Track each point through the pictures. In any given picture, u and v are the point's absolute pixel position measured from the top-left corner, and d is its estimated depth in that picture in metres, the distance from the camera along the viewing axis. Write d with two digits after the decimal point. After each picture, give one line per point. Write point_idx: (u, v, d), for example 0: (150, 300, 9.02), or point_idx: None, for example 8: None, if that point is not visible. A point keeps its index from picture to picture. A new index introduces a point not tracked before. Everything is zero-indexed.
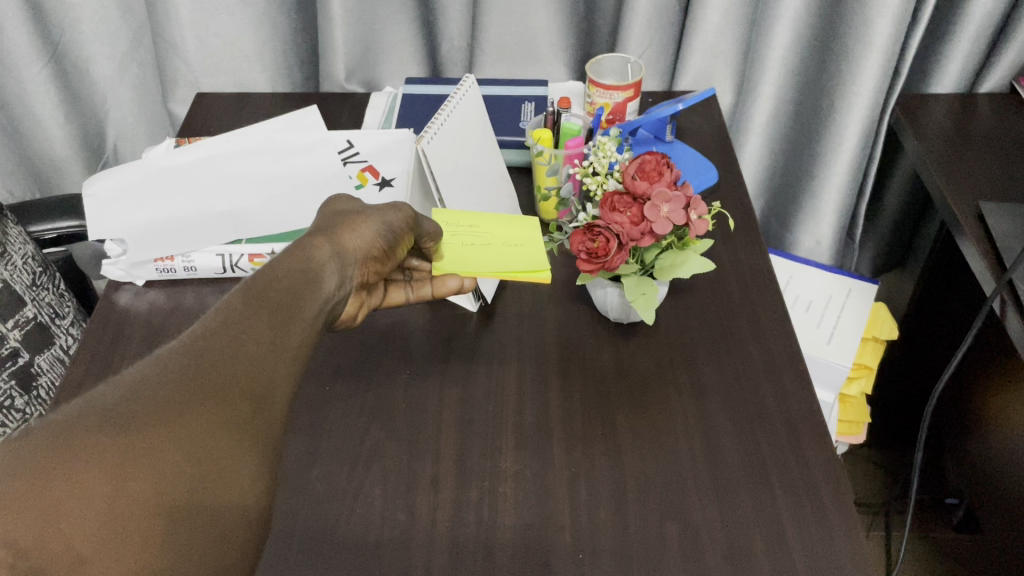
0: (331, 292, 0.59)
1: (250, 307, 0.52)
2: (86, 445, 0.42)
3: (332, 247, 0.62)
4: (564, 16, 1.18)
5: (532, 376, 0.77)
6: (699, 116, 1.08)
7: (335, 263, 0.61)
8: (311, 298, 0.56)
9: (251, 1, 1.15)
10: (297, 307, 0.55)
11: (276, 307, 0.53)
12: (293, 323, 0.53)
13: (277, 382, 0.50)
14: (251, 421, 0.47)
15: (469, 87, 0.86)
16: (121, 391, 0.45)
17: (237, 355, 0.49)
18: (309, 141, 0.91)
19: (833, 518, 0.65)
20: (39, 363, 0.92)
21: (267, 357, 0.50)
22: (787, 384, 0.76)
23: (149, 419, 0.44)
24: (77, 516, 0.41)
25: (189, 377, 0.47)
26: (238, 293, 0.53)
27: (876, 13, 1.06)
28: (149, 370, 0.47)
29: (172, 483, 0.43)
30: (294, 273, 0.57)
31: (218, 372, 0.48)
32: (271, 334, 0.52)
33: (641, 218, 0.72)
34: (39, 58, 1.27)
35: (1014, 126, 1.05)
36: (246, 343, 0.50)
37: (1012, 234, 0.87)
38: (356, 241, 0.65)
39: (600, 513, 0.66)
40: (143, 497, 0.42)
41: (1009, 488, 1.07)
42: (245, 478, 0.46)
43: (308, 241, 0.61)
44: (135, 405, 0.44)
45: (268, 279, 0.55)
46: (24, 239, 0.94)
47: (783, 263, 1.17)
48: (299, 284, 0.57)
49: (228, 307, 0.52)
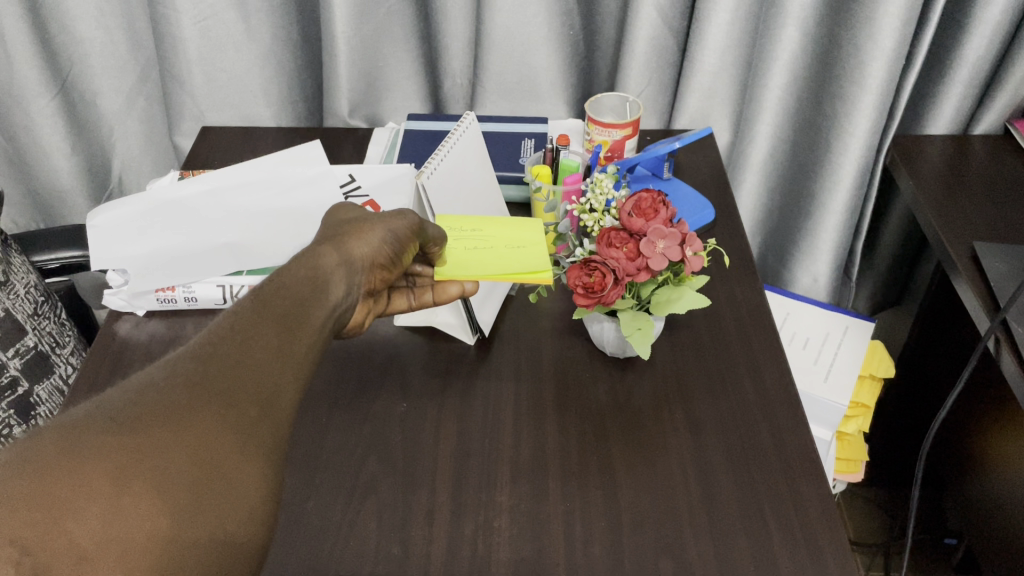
0: (339, 302, 0.59)
1: (258, 314, 0.53)
2: (93, 445, 0.43)
3: (340, 256, 0.62)
4: (565, 57, 1.19)
5: (529, 410, 0.77)
6: (697, 153, 1.10)
7: (343, 271, 0.61)
8: (319, 306, 0.57)
9: (258, 37, 1.18)
10: (305, 313, 0.55)
11: (283, 313, 0.54)
12: (301, 330, 0.54)
13: (283, 386, 0.51)
14: (255, 424, 0.48)
15: (469, 123, 0.87)
16: (130, 395, 0.46)
17: (242, 360, 0.50)
18: (309, 174, 0.90)
19: (828, 556, 0.65)
20: (39, 393, 0.93)
21: (272, 362, 0.51)
22: (782, 421, 0.76)
23: (154, 421, 0.45)
24: (82, 516, 0.41)
25: (195, 380, 0.48)
26: (245, 301, 0.54)
27: (870, 57, 1.08)
28: (156, 375, 0.48)
29: (175, 485, 0.44)
30: (302, 281, 0.58)
31: (223, 377, 0.48)
32: (278, 340, 0.52)
33: (637, 254, 0.72)
34: (48, 91, 1.30)
35: (1008, 167, 1.07)
36: (252, 349, 0.51)
37: (1006, 275, 0.88)
38: (365, 250, 0.65)
39: (595, 548, 0.66)
40: (146, 498, 0.42)
41: (1008, 531, 1.06)
42: (248, 481, 0.46)
43: (316, 250, 0.62)
44: (140, 408, 0.45)
45: (276, 286, 0.56)
46: (27, 269, 0.95)
47: (780, 299, 1.18)
48: (307, 292, 0.57)
49: (234, 315, 0.53)
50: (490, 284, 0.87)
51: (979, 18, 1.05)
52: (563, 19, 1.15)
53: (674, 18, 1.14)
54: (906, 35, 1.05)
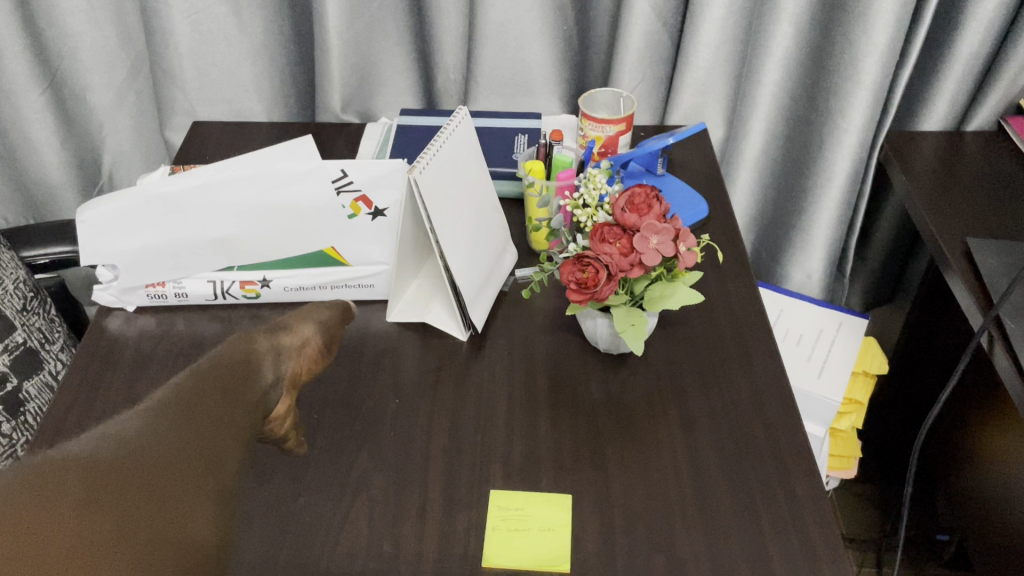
0: (267, 386, 0.60)
1: (198, 386, 0.55)
2: (59, 485, 0.43)
3: (271, 344, 0.64)
4: (559, 52, 1.19)
5: (521, 407, 0.77)
6: (690, 149, 1.10)
7: (272, 356, 0.63)
8: (253, 385, 0.59)
9: (249, 32, 1.17)
10: (242, 388, 0.57)
11: (222, 388, 0.56)
12: (241, 404, 0.56)
13: (229, 450, 0.52)
14: (204, 479, 0.49)
15: (462, 117, 0.84)
16: (88, 446, 0.46)
17: (194, 424, 0.51)
18: (301, 171, 0.82)
19: (821, 553, 0.65)
20: (28, 389, 0.92)
21: (219, 430, 0.53)
22: (775, 418, 0.76)
23: (117, 467, 0.46)
24: (51, 545, 0.40)
25: (152, 437, 0.49)
26: (183, 377, 0.56)
27: (864, 52, 1.07)
28: (110, 431, 0.49)
29: (139, 520, 0.44)
30: (236, 361, 0.59)
31: (177, 437, 0.50)
32: (221, 410, 0.54)
33: (630, 249, 0.72)
34: (38, 86, 1.29)
35: (1002, 162, 1.07)
36: (200, 416, 0.52)
37: (999, 271, 0.88)
38: (295, 340, 0.66)
39: (587, 545, 0.66)
40: (112, 533, 0.43)
41: (998, 526, 1.07)
42: (201, 530, 0.47)
43: (247, 336, 0.63)
44: (102, 455, 0.46)
45: (212, 364, 0.58)
46: (16, 265, 0.95)
47: (774, 295, 1.18)
48: (242, 372, 0.59)
49: (177, 388, 0.54)
50: (482, 280, 0.86)
51: (972, 13, 1.05)
52: (556, 14, 1.15)
53: (668, 13, 1.13)
54: (901, 32, 1.05)
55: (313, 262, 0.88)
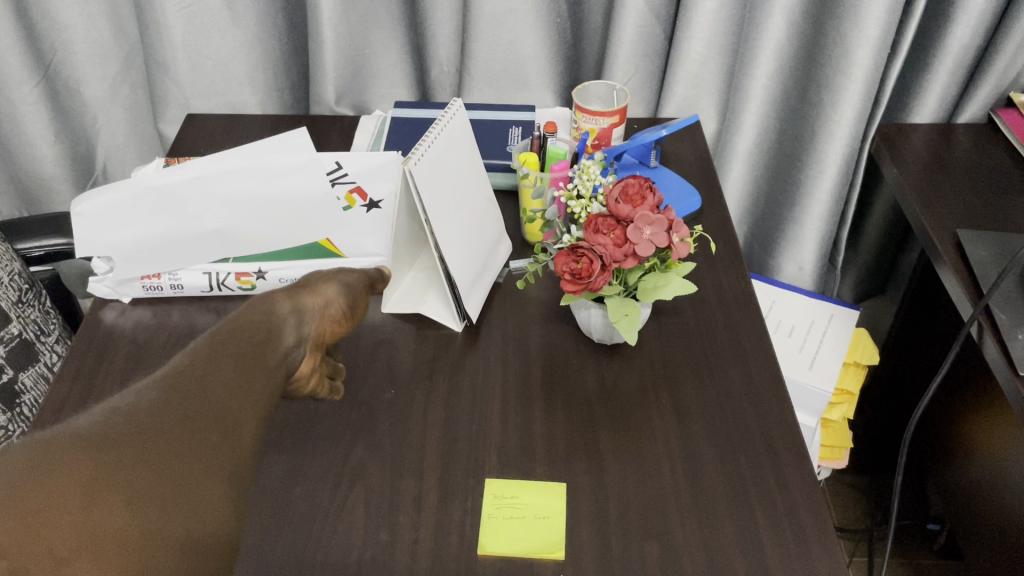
0: (287, 350, 0.60)
1: (215, 349, 0.54)
2: (64, 463, 0.44)
3: (292, 304, 0.63)
4: (552, 43, 1.19)
5: (517, 397, 0.78)
6: (683, 141, 1.10)
7: (294, 319, 0.62)
8: (273, 349, 0.58)
9: (243, 24, 1.17)
10: (262, 352, 0.57)
11: (242, 353, 0.55)
12: (260, 368, 0.55)
13: (242, 418, 0.52)
14: (215, 450, 0.49)
15: (456, 109, 0.84)
16: (99, 420, 0.47)
17: (205, 391, 0.51)
18: (295, 163, 0.84)
19: (811, 538, 0.66)
20: (23, 380, 0.92)
21: (235, 396, 0.52)
22: (767, 406, 0.77)
23: (124, 442, 0.46)
24: (56, 523, 0.43)
25: (160, 408, 0.49)
26: (203, 339, 0.56)
27: (855, 45, 1.08)
28: (122, 402, 0.49)
29: (144, 496, 0.45)
30: (258, 325, 0.59)
31: (186, 408, 0.50)
32: (238, 376, 0.54)
33: (624, 240, 0.73)
34: (31, 78, 1.29)
35: (991, 154, 1.08)
36: (215, 381, 0.52)
37: (988, 261, 0.89)
38: (320, 300, 0.66)
39: (582, 533, 0.66)
40: (116, 511, 0.44)
41: (986, 512, 1.09)
42: (210, 500, 0.48)
43: (269, 296, 0.63)
44: (113, 426, 0.47)
45: (231, 329, 0.57)
46: (12, 257, 0.95)
47: (767, 287, 1.18)
48: (262, 336, 0.58)
49: (196, 351, 0.54)
50: (477, 272, 0.87)
51: (961, 6, 1.06)
52: (549, 7, 1.15)
53: (661, 7, 1.14)
54: (892, 24, 1.06)
55: (307, 253, 0.89)
